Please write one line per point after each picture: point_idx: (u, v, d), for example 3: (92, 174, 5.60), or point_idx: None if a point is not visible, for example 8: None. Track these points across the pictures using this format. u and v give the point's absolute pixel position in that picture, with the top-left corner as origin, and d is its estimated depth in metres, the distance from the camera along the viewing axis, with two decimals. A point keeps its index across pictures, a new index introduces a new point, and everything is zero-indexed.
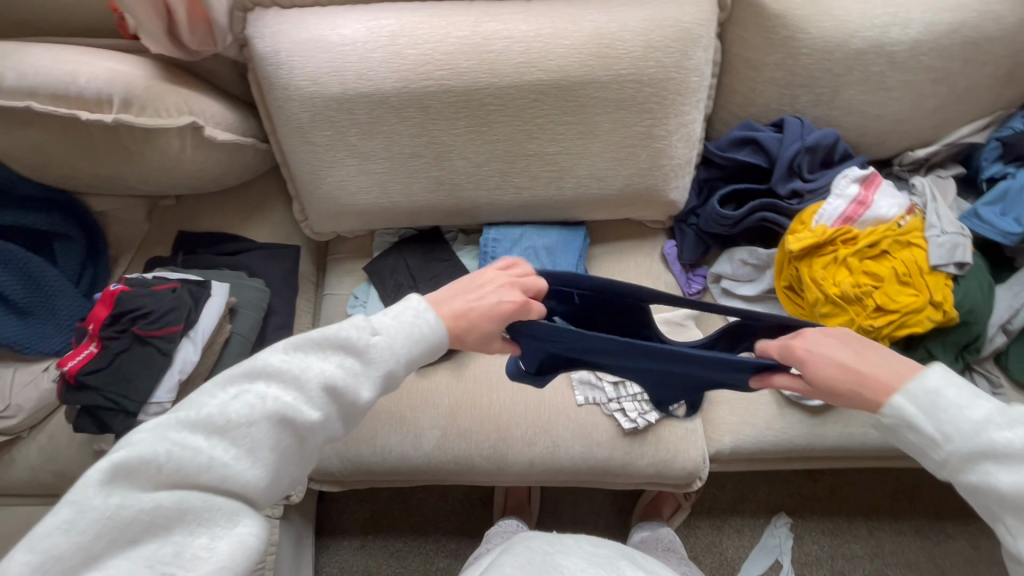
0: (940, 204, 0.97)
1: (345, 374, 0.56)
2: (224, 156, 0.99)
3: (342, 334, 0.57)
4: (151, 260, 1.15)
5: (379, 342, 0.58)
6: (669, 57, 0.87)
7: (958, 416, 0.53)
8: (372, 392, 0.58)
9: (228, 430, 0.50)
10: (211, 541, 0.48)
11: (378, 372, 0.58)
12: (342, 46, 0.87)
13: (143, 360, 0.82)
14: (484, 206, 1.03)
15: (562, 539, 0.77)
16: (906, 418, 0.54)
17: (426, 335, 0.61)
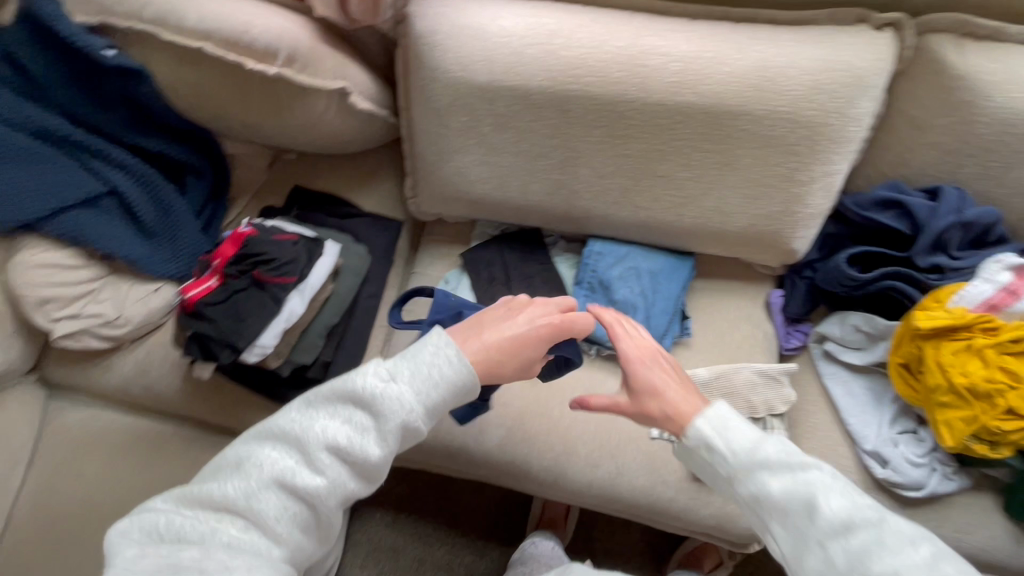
0: None
1: (359, 434, 0.62)
2: (359, 123, 1.03)
3: (355, 394, 0.63)
4: (266, 208, 1.21)
5: (392, 401, 0.62)
6: (833, 102, 0.82)
7: (770, 466, 0.63)
8: (388, 446, 0.63)
9: (257, 497, 0.60)
10: None
11: (394, 429, 0.63)
12: (498, 38, 0.88)
13: (258, 304, 0.86)
14: (596, 217, 1.02)
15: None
16: (706, 440, 0.67)
17: (448, 378, 0.64)
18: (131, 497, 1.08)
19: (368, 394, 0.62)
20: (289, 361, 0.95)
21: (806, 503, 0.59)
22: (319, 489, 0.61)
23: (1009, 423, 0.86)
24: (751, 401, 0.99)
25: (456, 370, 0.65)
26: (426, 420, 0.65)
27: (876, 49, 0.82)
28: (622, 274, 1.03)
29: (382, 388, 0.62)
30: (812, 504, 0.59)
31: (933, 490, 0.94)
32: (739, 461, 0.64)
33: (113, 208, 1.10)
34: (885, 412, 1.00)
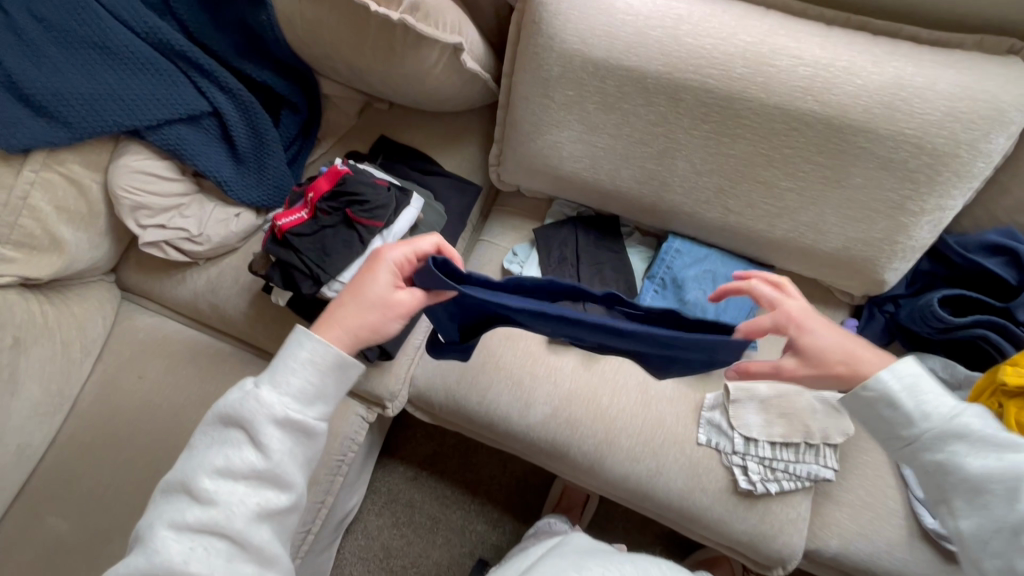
0: None
1: (240, 450, 0.61)
2: (461, 82, 1.03)
3: (224, 414, 0.63)
4: (351, 152, 1.24)
5: (255, 403, 0.62)
6: (966, 133, 0.78)
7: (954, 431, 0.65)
8: (273, 454, 0.61)
9: (160, 549, 0.57)
10: None
11: (271, 428, 0.62)
12: (624, 15, 0.87)
13: (344, 241, 0.87)
14: (682, 214, 1.00)
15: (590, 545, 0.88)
16: (890, 397, 0.67)
17: (316, 362, 0.65)
18: (184, 407, 1.13)
19: (233, 409, 0.62)
20: None
21: (979, 458, 0.63)
22: (219, 518, 0.59)
23: None
24: (807, 424, 0.96)
25: (314, 347, 0.65)
26: (312, 409, 0.65)
27: None
28: (697, 275, 1.01)
29: (240, 395, 0.62)
30: (980, 468, 0.63)
31: None
32: (927, 420, 0.66)
33: (211, 128, 1.13)
34: None
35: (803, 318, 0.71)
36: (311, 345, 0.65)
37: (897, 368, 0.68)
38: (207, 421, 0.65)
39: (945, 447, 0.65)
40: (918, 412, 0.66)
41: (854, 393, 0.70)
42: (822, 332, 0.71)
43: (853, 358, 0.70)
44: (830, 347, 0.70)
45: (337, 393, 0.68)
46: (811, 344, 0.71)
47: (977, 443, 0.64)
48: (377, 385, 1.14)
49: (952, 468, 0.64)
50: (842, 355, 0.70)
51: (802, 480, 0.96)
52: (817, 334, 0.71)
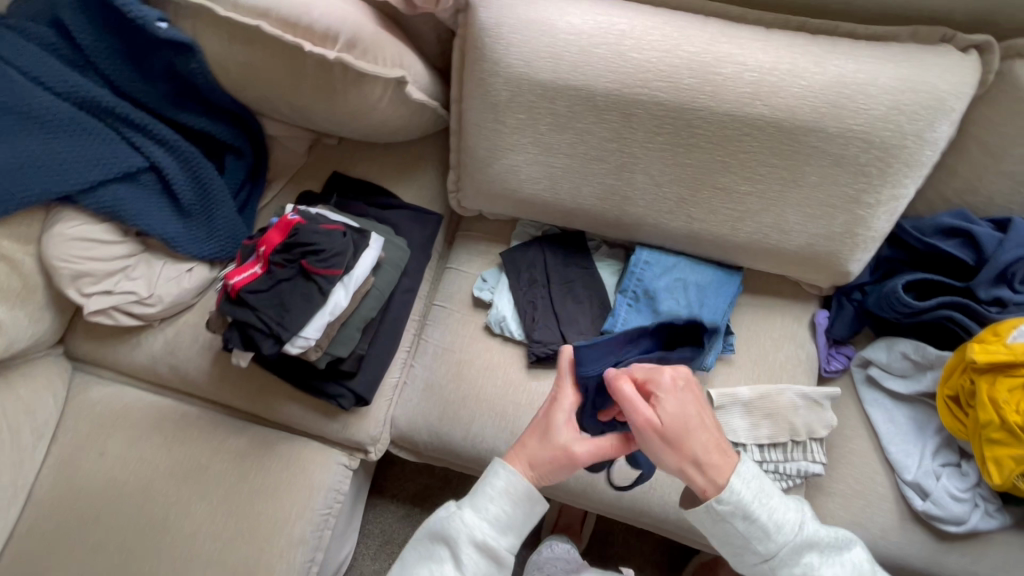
0: None
1: (451, 557, 0.72)
2: (410, 113, 1.00)
3: (431, 531, 0.74)
4: (303, 193, 1.18)
5: (458, 522, 0.72)
6: (911, 124, 0.79)
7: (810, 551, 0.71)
8: (470, 565, 0.71)
9: None
10: None
11: (473, 548, 0.72)
12: (566, 34, 0.85)
13: (302, 295, 0.83)
14: (647, 225, 0.99)
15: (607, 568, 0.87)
16: (741, 508, 0.70)
17: (510, 491, 0.73)
18: (153, 480, 1.07)
19: (436, 525, 0.73)
20: (327, 354, 0.94)
21: (826, 560, 0.71)
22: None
23: None
24: (791, 421, 0.97)
25: (507, 484, 0.73)
26: (505, 538, 0.73)
27: (961, 71, 0.79)
28: (668, 285, 1.01)
29: (447, 514, 0.73)
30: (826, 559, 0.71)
31: (974, 527, 0.92)
32: (779, 535, 0.70)
33: (151, 183, 1.08)
34: (928, 443, 0.98)
35: (668, 395, 0.72)
36: (503, 479, 0.73)
37: (742, 472, 0.71)
38: (416, 536, 0.76)
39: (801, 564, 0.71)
40: (749, 510, 0.70)
41: (695, 484, 0.71)
42: (680, 407, 0.71)
43: (702, 452, 0.71)
44: (684, 431, 0.71)
45: (525, 525, 0.75)
46: (674, 421, 0.71)
47: (813, 549, 0.71)
48: (357, 431, 1.10)
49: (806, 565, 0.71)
50: (696, 446, 0.70)
51: (790, 478, 0.97)
52: (674, 404, 0.71)
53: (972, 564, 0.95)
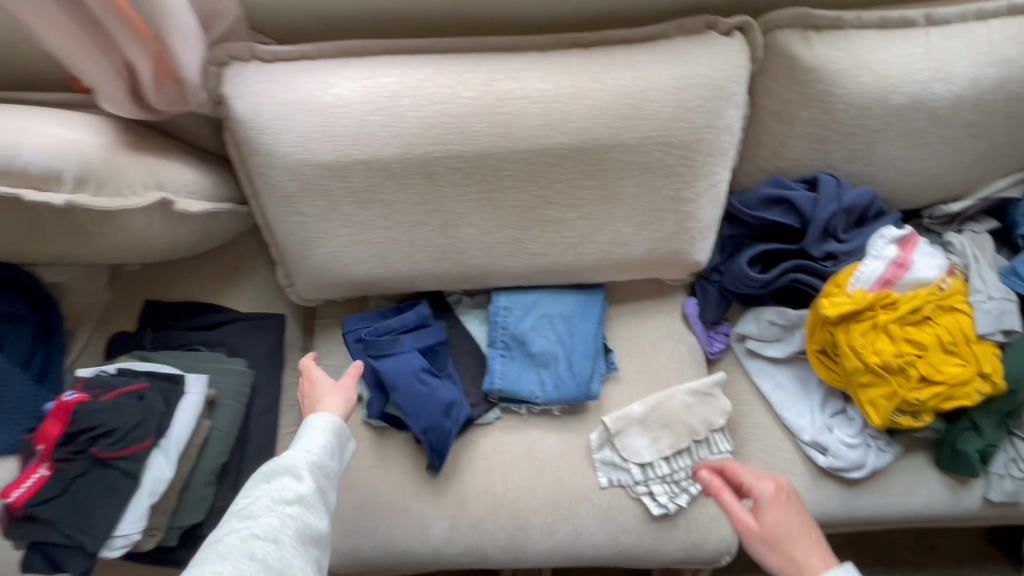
0: (982, 264, 0.92)
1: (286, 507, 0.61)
2: (198, 226, 0.87)
3: (264, 472, 0.64)
4: (115, 335, 1.00)
5: (294, 475, 0.64)
6: (701, 118, 0.79)
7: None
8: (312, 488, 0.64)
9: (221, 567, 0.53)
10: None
11: (310, 476, 0.65)
12: (335, 108, 0.77)
13: (107, 487, 0.71)
14: (494, 272, 0.94)
15: None
16: None
17: (325, 441, 0.69)
18: None
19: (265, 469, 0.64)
20: (173, 528, 0.81)
21: None
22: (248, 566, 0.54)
23: (923, 391, 0.88)
24: (688, 423, 0.96)
25: (331, 430, 0.71)
26: (333, 464, 0.69)
27: (730, 55, 0.79)
28: (534, 325, 0.96)
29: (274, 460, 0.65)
30: None
31: (873, 467, 0.96)
32: None
33: None
34: (814, 399, 1.01)
35: (769, 505, 0.67)
36: (326, 422, 0.70)
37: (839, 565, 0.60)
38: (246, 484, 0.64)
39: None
40: None
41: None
42: (786, 522, 0.65)
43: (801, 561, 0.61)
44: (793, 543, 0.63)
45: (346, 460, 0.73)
46: (772, 532, 0.65)
47: None
48: None
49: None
50: (795, 553, 0.62)
51: None
52: (780, 514, 0.66)
53: (883, 497, 0.99)
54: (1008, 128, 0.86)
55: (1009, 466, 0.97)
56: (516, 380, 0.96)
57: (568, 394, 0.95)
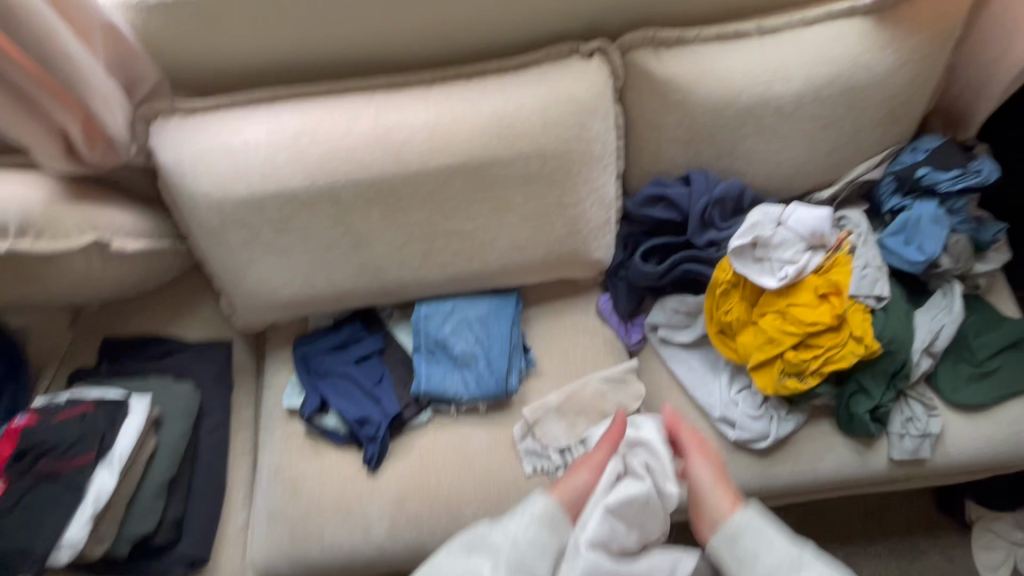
0: (868, 239, 0.98)
1: (475, 551, 0.80)
2: (139, 265, 0.97)
3: (464, 542, 0.81)
4: (74, 373, 1.09)
5: (499, 535, 0.81)
6: (569, 131, 0.90)
7: (801, 564, 0.79)
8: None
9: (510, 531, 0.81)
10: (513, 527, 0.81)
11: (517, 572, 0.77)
12: (246, 150, 0.88)
13: (52, 497, 0.78)
14: (411, 284, 1.03)
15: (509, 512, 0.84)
16: None
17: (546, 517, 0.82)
18: None
19: (471, 542, 0.80)
20: (123, 539, 0.87)
21: None
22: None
23: (805, 354, 0.96)
24: (603, 408, 1.04)
25: (548, 507, 0.83)
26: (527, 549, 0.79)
27: (589, 75, 0.90)
28: (454, 329, 1.05)
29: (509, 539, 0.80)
30: None
31: (776, 435, 1.03)
32: None
33: None
34: (721, 377, 1.08)
35: None
36: (542, 503, 0.83)
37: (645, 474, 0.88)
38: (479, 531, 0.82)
39: (745, 551, 0.83)
40: None
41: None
42: None
43: None
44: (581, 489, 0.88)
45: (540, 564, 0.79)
46: None
47: None
48: None
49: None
50: None
51: None
52: None
53: (794, 465, 1.05)
54: (853, 116, 0.97)
55: (906, 425, 1.03)
56: (441, 380, 1.04)
57: (489, 389, 1.03)
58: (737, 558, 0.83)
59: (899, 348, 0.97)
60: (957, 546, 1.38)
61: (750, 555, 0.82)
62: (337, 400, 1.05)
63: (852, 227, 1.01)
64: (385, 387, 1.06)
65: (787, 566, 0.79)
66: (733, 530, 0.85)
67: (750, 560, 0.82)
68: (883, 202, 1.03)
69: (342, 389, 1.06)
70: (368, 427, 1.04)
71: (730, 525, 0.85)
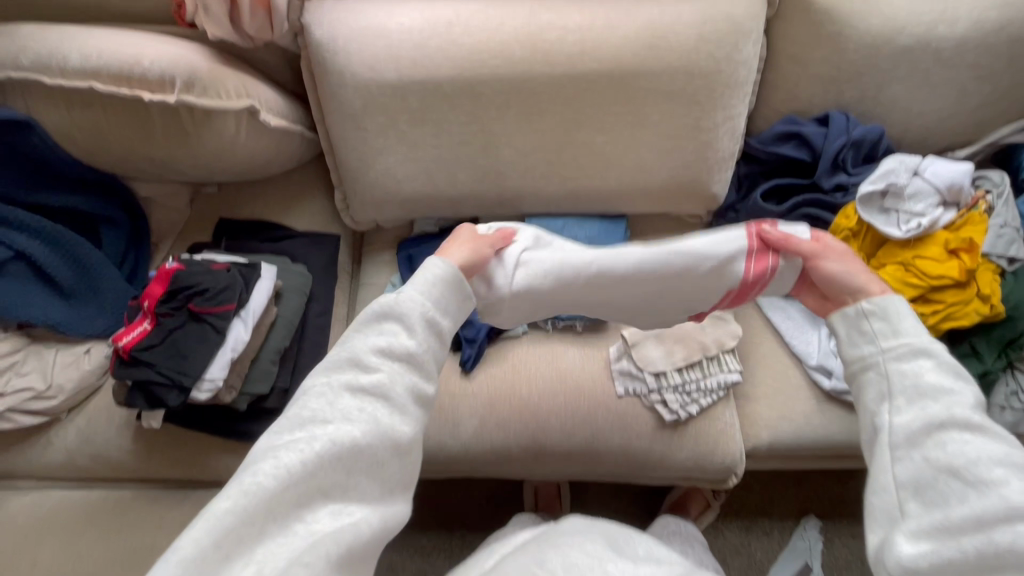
0: (1008, 199, 0.95)
1: (361, 371, 0.53)
2: (275, 142, 1.01)
3: (373, 311, 0.56)
4: (193, 246, 1.15)
5: (412, 300, 0.57)
6: (720, 50, 0.89)
7: (886, 316, 0.58)
8: (426, 342, 0.57)
9: (322, 420, 0.50)
10: (375, 355, 0.54)
11: (423, 327, 0.57)
12: (399, 34, 0.89)
13: (198, 337, 0.83)
14: (527, 195, 1.04)
15: (375, 351, 0.54)
16: None
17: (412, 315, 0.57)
18: None
19: (379, 310, 0.56)
20: (245, 394, 0.92)
21: None
22: (254, 493, 0.45)
23: (923, 309, 0.94)
24: (702, 340, 1.04)
25: (445, 276, 0.61)
26: (400, 419, 0.53)
27: None
28: None
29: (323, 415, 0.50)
30: None
31: None
32: None
33: (23, 272, 1.04)
34: (822, 328, 1.08)
35: None
36: (443, 269, 0.61)
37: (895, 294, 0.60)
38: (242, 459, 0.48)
39: (875, 329, 0.59)
40: None
41: None
42: None
43: None
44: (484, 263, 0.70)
45: (394, 419, 0.53)
46: None
47: None
48: None
49: (925, 394, 0.53)
50: None
51: (715, 392, 1.04)
52: None
53: None
54: (1009, 70, 0.94)
55: (1010, 399, 0.99)
56: None
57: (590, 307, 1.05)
58: (855, 319, 0.60)
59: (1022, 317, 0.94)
60: None
61: (885, 331, 0.58)
62: None
63: (991, 187, 0.98)
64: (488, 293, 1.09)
65: (903, 350, 0.56)
66: (880, 320, 0.59)
67: (874, 331, 0.59)
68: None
69: None
70: (470, 329, 1.07)
71: (875, 300, 0.60)
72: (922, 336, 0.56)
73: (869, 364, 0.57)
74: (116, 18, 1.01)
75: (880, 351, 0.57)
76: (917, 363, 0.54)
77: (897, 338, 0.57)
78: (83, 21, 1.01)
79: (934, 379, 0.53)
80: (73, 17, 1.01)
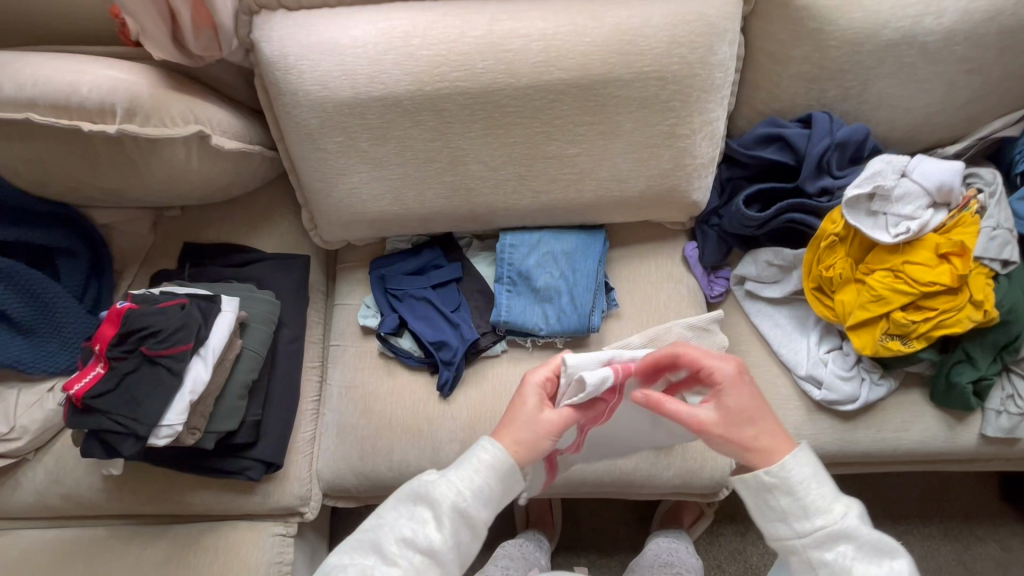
0: (1000, 199, 0.92)
1: (379, 559, 0.58)
2: (232, 166, 0.96)
3: (410, 492, 0.61)
4: (157, 274, 1.11)
5: (445, 488, 0.60)
6: (694, 53, 0.84)
7: (804, 488, 0.60)
8: (450, 537, 0.59)
9: None
10: (401, 545, 0.58)
11: (453, 520, 0.60)
12: (353, 49, 0.84)
13: (153, 381, 0.79)
14: (500, 210, 1.00)
15: (391, 545, 0.58)
16: None
17: (460, 513, 0.60)
18: None
19: (413, 493, 0.60)
20: (210, 432, 0.89)
21: None
22: None
23: (915, 315, 0.90)
24: None
25: (498, 459, 0.62)
26: None
27: None
28: (539, 261, 1.02)
29: None
30: None
31: (866, 398, 0.99)
32: None
33: None
34: (811, 335, 1.03)
35: None
36: (492, 452, 0.62)
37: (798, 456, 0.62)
38: None
39: (782, 506, 0.61)
40: None
41: None
42: None
43: None
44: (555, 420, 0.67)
45: None
46: None
47: None
48: (281, 495, 1.05)
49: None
50: None
51: None
52: None
53: (876, 431, 1.01)
54: (1001, 62, 0.89)
55: (1005, 402, 0.97)
56: (521, 312, 1.02)
57: (571, 325, 1.01)
58: (766, 486, 0.62)
59: (1018, 320, 0.91)
60: (1018, 536, 1.32)
61: (795, 509, 0.61)
62: (417, 321, 1.04)
63: (982, 186, 0.94)
64: (466, 313, 1.05)
65: (824, 534, 0.59)
66: (795, 497, 0.60)
67: (778, 508, 0.61)
68: (1017, 163, 0.95)
69: (419, 312, 1.05)
70: (445, 351, 1.03)
71: (776, 472, 0.61)
72: (833, 510, 0.60)
73: (792, 545, 0.61)
74: (58, 40, 0.96)
75: (797, 532, 0.60)
76: (844, 553, 0.58)
77: (811, 518, 0.60)
78: (22, 44, 0.96)
79: (861, 569, 0.57)
80: (10, 40, 0.95)
